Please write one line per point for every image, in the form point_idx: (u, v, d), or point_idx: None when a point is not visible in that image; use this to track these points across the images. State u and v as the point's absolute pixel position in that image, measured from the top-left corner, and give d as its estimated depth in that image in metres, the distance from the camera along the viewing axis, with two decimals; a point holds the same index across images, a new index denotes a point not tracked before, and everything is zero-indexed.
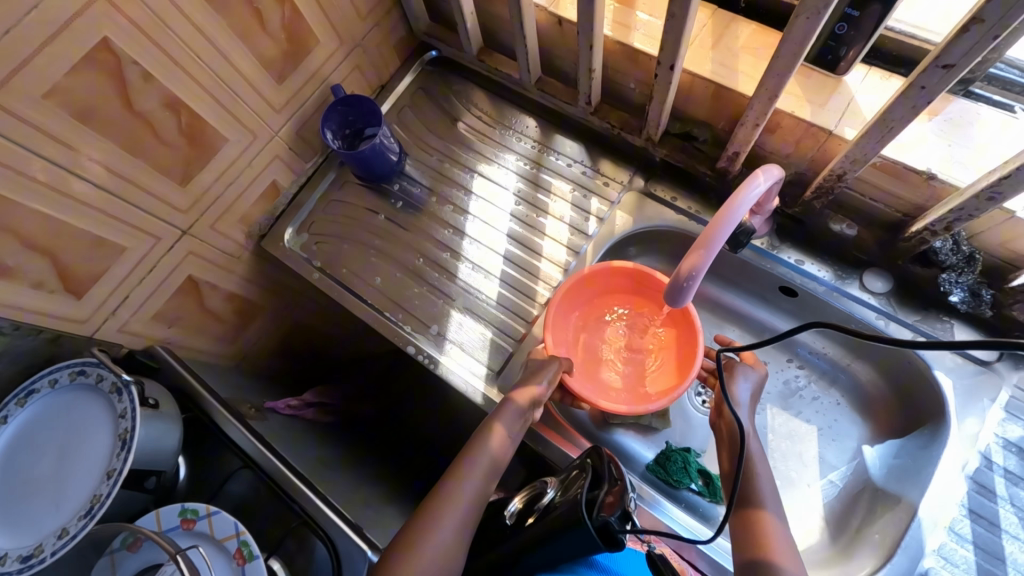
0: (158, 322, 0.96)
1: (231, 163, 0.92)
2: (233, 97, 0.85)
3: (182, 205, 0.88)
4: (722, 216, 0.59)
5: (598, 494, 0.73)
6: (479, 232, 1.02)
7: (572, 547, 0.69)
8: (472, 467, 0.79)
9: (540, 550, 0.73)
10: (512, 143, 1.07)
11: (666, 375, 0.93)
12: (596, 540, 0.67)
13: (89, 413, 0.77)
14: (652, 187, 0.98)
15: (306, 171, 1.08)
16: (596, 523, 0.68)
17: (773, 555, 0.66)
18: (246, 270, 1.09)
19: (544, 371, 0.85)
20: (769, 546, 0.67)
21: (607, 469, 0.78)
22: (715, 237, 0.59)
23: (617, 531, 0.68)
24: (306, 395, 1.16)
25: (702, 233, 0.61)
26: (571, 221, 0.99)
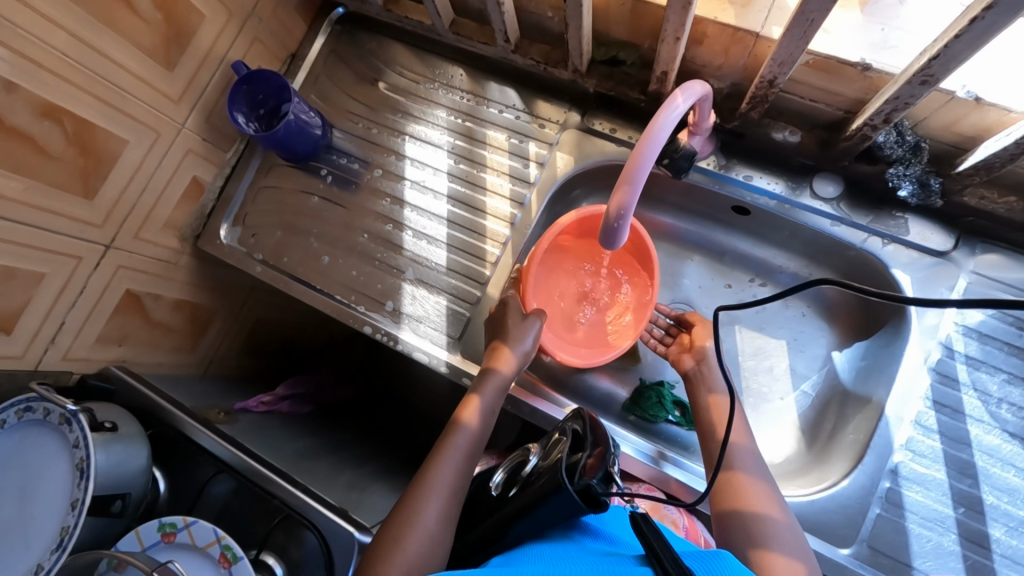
0: (105, 342, 0.94)
1: (140, 166, 0.86)
2: (120, 94, 0.78)
3: (95, 219, 0.83)
4: (642, 140, 0.55)
5: (578, 458, 0.75)
6: (418, 197, 0.97)
7: (557, 513, 0.71)
8: (456, 443, 0.78)
9: (526, 519, 0.74)
10: (440, 97, 1.01)
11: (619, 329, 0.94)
12: (579, 504, 0.70)
13: (43, 447, 0.75)
14: (591, 121, 0.92)
15: (228, 160, 1.01)
16: (578, 487, 0.70)
17: (748, 507, 0.68)
18: (189, 274, 1.05)
19: (528, 328, 0.84)
20: (744, 498, 0.69)
21: (590, 431, 0.79)
22: (636, 172, 0.56)
23: (599, 492, 0.70)
24: (278, 389, 1.14)
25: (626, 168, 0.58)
26: (512, 171, 0.94)
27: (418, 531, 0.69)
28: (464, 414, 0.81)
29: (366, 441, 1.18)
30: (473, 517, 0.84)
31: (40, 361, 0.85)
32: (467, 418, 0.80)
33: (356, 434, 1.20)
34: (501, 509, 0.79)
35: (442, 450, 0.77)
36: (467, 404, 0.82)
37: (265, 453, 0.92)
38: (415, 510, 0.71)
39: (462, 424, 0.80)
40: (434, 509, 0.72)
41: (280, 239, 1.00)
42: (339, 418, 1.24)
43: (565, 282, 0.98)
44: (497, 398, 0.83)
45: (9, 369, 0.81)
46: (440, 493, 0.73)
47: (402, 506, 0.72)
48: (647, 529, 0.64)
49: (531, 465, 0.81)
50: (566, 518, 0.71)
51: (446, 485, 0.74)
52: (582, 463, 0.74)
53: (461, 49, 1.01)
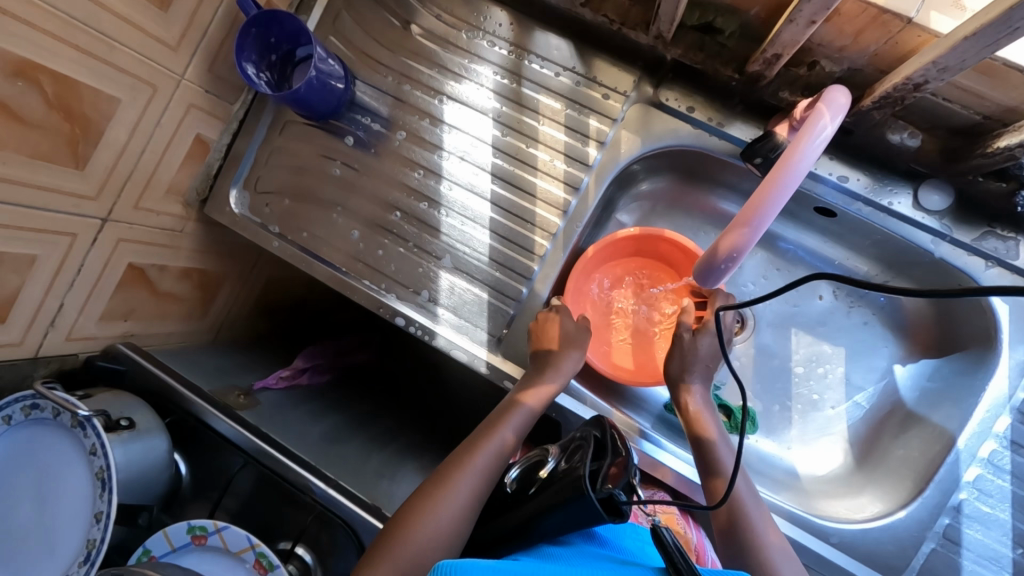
0: (110, 319, 0.86)
1: (136, 128, 0.73)
2: (105, 43, 0.64)
3: (89, 191, 0.72)
4: (781, 175, 0.49)
5: (602, 466, 0.68)
6: (458, 172, 0.85)
7: (570, 521, 0.64)
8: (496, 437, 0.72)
9: (539, 527, 0.68)
10: (483, 50, 0.86)
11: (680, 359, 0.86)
12: (600, 513, 0.62)
13: (57, 449, 0.70)
14: (663, 96, 0.79)
15: (236, 113, 0.87)
16: (600, 495, 0.63)
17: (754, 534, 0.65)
18: (195, 241, 0.95)
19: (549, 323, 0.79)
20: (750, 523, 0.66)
21: (610, 438, 0.72)
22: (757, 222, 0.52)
23: (622, 501, 0.64)
24: (297, 362, 1.08)
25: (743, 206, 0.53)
26: (567, 149, 0.81)
27: (436, 518, 0.64)
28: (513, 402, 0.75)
29: (388, 414, 1.15)
30: (484, 516, 0.77)
31: (40, 347, 0.77)
32: (518, 409, 0.74)
33: (378, 407, 1.16)
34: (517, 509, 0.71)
35: (484, 436, 0.73)
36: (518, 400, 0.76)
37: (291, 442, 0.88)
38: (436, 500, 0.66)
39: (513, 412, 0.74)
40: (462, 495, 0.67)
41: (299, 210, 0.89)
42: (360, 387, 1.20)
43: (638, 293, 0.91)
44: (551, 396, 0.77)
45: (8, 360, 0.74)
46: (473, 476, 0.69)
47: (418, 493, 0.67)
48: (669, 539, 0.56)
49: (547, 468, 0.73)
50: (584, 526, 0.64)
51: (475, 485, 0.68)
52: (606, 472, 0.67)
53: None
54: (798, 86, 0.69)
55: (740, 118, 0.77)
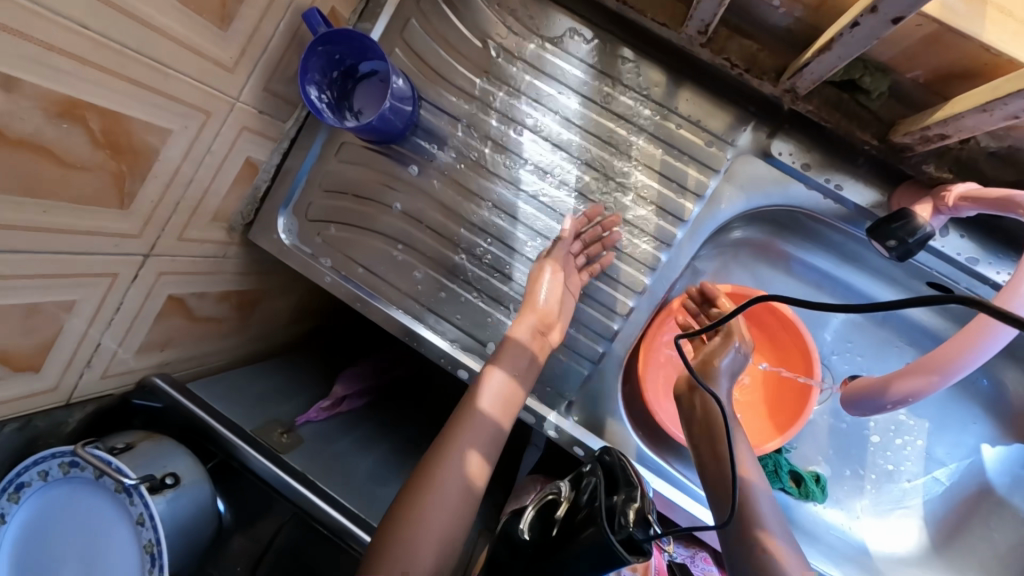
0: (146, 352, 0.79)
1: (186, 157, 0.64)
2: (162, 71, 0.55)
3: (133, 229, 0.64)
4: (1002, 308, 0.55)
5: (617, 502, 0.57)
6: (534, 214, 0.77)
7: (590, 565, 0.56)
8: (475, 426, 0.63)
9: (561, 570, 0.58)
10: (565, 75, 0.76)
11: (759, 437, 0.78)
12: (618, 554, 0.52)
13: (100, 512, 0.65)
14: (776, 148, 0.70)
15: (288, 131, 0.78)
16: (619, 536, 0.54)
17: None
18: (237, 264, 0.87)
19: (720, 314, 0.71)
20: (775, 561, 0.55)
21: (620, 467, 0.62)
22: (957, 368, 0.58)
23: (643, 539, 0.53)
24: (337, 390, 1.02)
25: (936, 354, 0.59)
26: (659, 199, 0.73)
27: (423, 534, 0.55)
28: (478, 385, 0.66)
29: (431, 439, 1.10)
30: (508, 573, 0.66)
31: (74, 390, 0.71)
32: (487, 393, 0.65)
33: (421, 430, 1.11)
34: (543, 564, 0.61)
35: (452, 430, 0.62)
36: (480, 387, 0.66)
37: (339, 487, 0.83)
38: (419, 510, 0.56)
39: (480, 396, 0.65)
40: (449, 512, 0.57)
41: (355, 240, 0.81)
42: (401, 407, 1.14)
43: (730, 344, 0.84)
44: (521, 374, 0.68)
45: (43, 408, 0.67)
46: (456, 476, 0.59)
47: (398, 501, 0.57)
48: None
49: (560, 508, 0.63)
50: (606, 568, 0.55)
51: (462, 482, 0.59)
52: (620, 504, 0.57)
53: (602, 6, 0.74)
54: (947, 159, 0.62)
55: (860, 180, 0.69)
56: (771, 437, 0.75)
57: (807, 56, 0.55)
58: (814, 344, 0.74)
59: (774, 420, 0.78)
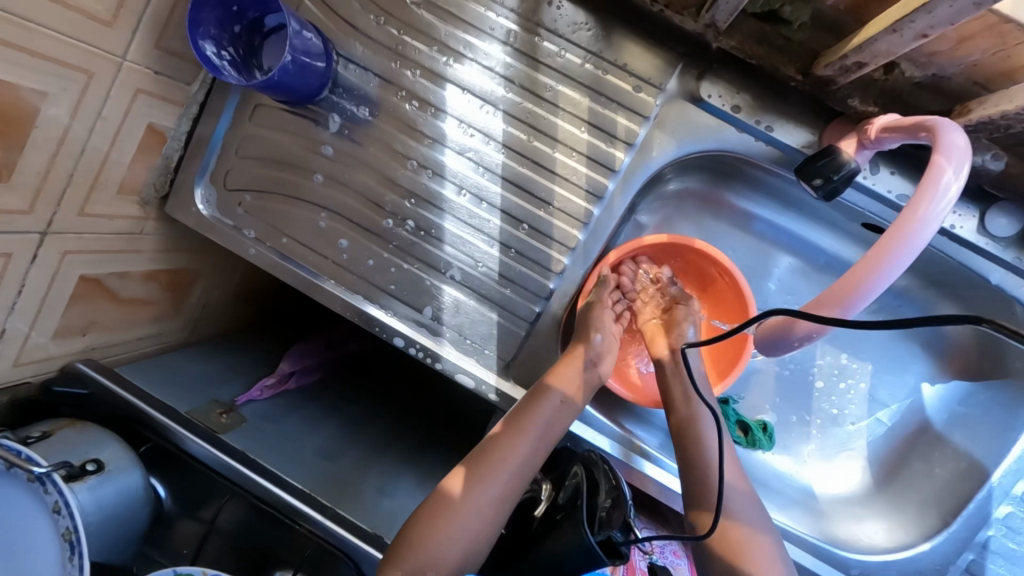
0: (64, 336, 0.75)
1: (72, 123, 0.59)
2: (22, 26, 0.50)
3: (21, 205, 0.60)
4: (898, 240, 0.50)
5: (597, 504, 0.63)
6: (463, 172, 0.73)
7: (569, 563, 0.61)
8: (517, 448, 0.64)
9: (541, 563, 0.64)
10: (487, 21, 0.72)
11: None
12: (598, 556, 0.58)
13: (17, 504, 0.62)
14: (706, 90, 0.68)
15: (195, 95, 0.73)
16: (598, 538, 0.60)
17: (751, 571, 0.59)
18: (157, 241, 0.83)
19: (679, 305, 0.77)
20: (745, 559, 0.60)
21: (600, 471, 0.66)
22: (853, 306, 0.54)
23: (620, 542, 0.59)
24: (283, 367, 0.99)
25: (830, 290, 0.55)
26: (589, 150, 0.70)
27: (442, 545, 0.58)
28: (525, 421, 0.65)
29: (385, 411, 1.09)
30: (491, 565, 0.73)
31: None
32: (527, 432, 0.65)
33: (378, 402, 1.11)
34: (523, 557, 0.67)
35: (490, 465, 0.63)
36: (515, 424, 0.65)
37: (282, 464, 0.81)
38: (445, 520, 0.59)
39: (523, 432, 0.65)
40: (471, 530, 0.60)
41: (278, 209, 0.77)
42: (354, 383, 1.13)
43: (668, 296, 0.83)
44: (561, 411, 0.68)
45: None
46: (481, 508, 0.61)
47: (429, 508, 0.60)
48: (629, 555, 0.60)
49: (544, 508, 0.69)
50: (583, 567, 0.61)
51: (491, 500, 0.61)
52: (603, 509, 0.62)
53: None
54: (872, 92, 0.60)
55: (791, 120, 0.67)
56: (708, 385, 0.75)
57: None
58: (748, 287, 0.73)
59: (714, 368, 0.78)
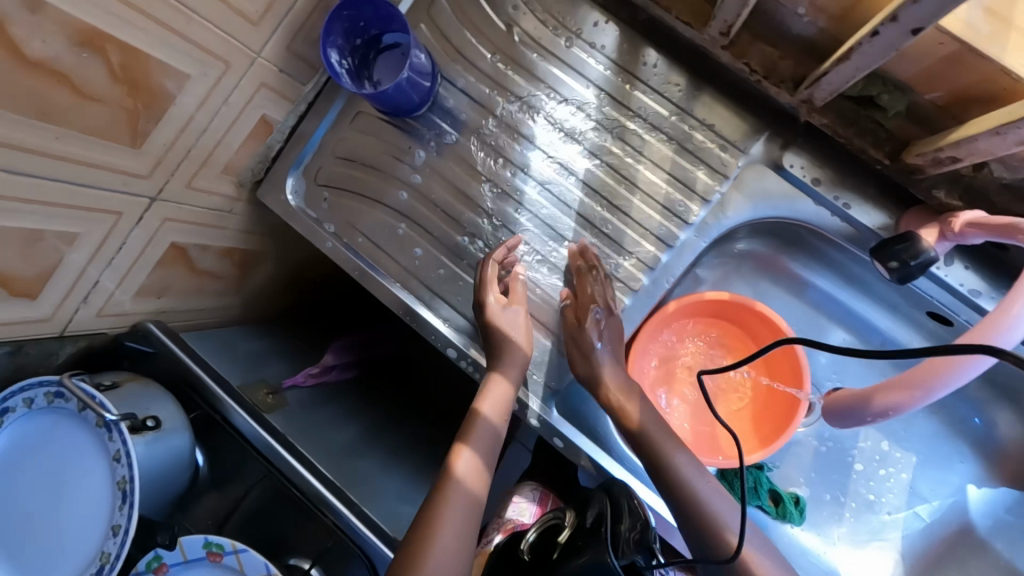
0: (144, 295, 0.80)
1: (202, 105, 0.65)
2: (189, 16, 0.56)
3: (142, 170, 0.65)
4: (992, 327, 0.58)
5: (620, 530, 0.64)
6: (541, 202, 0.77)
7: None
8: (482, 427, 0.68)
9: None
10: (585, 67, 0.76)
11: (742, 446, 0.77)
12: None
13: (78, 445, 0.65)
14: (788, 160, 0.70)
15: (306, 95, 0.79)
16: (621, 562, 0.61)
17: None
18: (242, 222, 0.88)
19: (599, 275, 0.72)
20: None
21: (624, 498, 0.67)
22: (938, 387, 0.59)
23: (642, 566, 0.61)
24: (327, 358, 1.01)
25: (915, 369, 0.61)
26: (665, 200, 0.73)
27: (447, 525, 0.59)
28: (478, 416, 0.68)
29: (410, 418, 1.08)
30: None
31: (69, 322, 0.72)
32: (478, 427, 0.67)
33: (403, 405, 1.10)
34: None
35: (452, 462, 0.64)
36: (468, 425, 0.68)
37: (316, 452, 0.83)
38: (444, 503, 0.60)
39: (478, 428, 0.67)
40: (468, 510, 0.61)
41: (359, 209, 0.82)
42: (384, 382, 1.13)
43: (715, 354, 0.83)
44: (508, 406, 0.70)
45: (36, 335, 0.68)
46: (461, 498, 0.61)
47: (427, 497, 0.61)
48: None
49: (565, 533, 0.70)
50: None
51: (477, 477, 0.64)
52: (626, 535, 0.64)
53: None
54: (958, 186, 0.62)
55: (868, 200, 0.68)
56: (752, 449, 0.74)
57: (826, 65, 0.55)
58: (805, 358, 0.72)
59: (760, 433, 0.77)
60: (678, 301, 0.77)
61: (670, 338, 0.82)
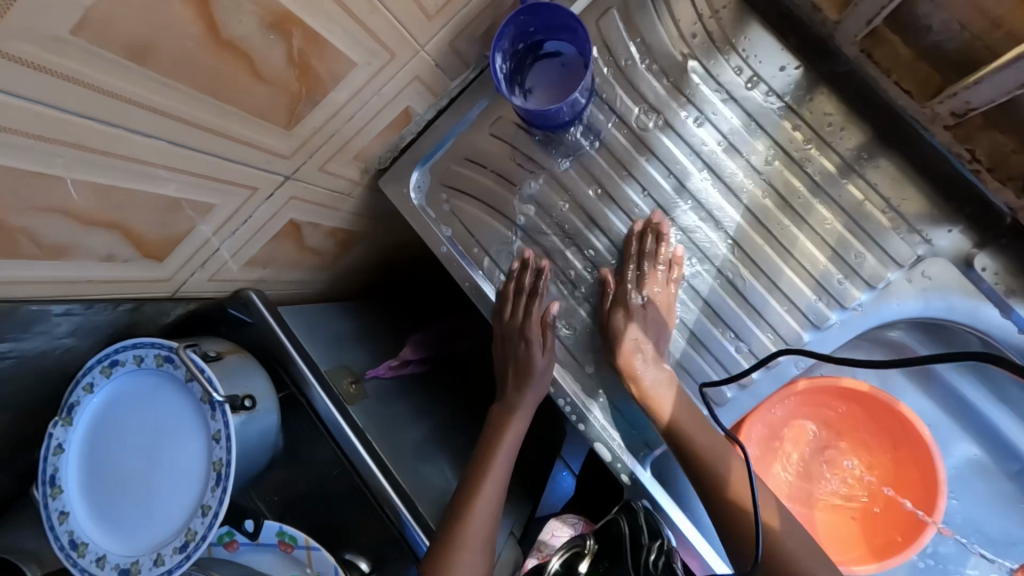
0: (253, 265, 0.79)
1: (357, 93, 0.62)
2: (373, 5, 0.52)
3: (285, 150, 0.62)
4: None
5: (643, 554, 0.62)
6: (678, 248, 0.71)
7: None
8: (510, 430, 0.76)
9: None
10: (757, 111, 0.69)
11: (845, 552, 0.70)
12: None
13: (179, 414, 0.65)
14: (980, 262, 0.63)
15: (450, 90, 0.75)
16: None
17: None
18: (356, 205, 0.86)
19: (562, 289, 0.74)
20: None
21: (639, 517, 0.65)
22: None
23: None
24: (408, 352, 0.97)
25: None
26: (821, 274, 0.66)
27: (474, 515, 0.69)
28: (505, 419, 0.77)
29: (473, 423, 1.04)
30: None
31: (183, 285, 0.71)
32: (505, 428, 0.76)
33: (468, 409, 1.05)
34: None
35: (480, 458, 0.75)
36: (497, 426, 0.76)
37: (389, 453, 0.81)
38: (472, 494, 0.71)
39: (504, 428, 0.77)
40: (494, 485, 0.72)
41: (480, 216, 0.77)
42: (457, 380, 1.07)
43: (827, 434, 0.75)
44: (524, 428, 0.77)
45: (152, 296, 0.67)
46: (487, 498, 0.71)
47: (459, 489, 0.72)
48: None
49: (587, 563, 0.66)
50: None
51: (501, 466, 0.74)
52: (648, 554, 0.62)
53: (822, 45, 0.68)
54: None
55: None
56: (861, 560, 0.67)
57: None
58: (947, 478, 0.65)
59: (868, 543, 0.70)
60: (809, 383, 0.70)
61: (790, 408, 0.73)
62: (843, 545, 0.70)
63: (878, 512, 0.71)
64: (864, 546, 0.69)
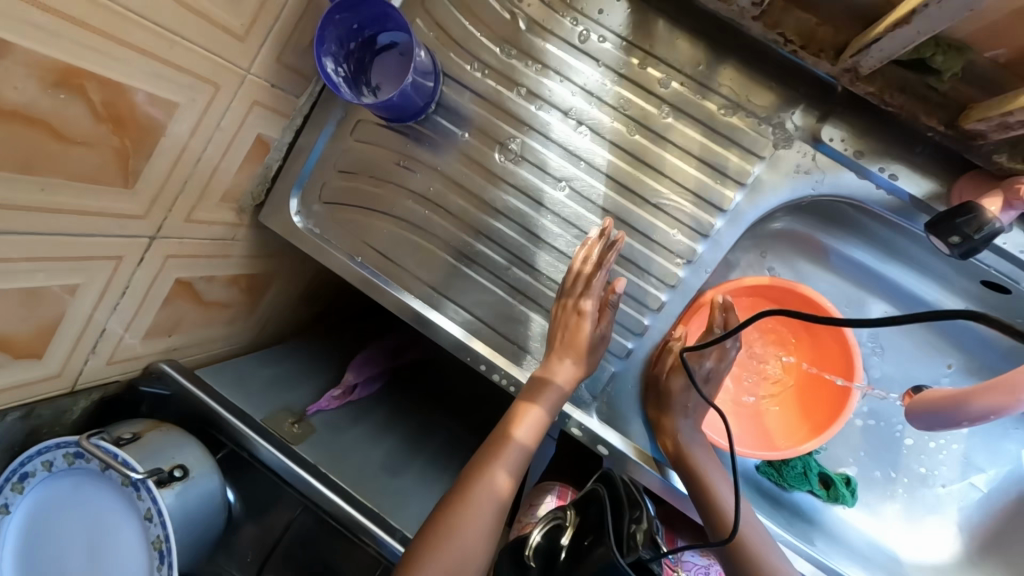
0: (156, 336, 0.74)
1: (194, 133, 0.60)
2: (173, 40, 0.52)
3: (138, 209, 0.59)
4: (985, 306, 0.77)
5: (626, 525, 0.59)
6: (562, 200, 0.72)
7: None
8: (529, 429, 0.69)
9: None
10: (591, 47, 0.71)
11: (794, 436, 0.73)
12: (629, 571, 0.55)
13: (104, 506, 0.62)
14: (827, 133, 0.66)
15: (301, 108, 0.74)
16: (628, 559, 0.56)
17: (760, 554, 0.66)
18: (246, 247, 0.83)
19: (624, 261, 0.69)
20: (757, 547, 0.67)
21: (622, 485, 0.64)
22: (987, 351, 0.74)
23: (649, 560, 0.56)
24: (348, 377, 0.95)
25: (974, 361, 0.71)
26: (696, 185, 0.69)
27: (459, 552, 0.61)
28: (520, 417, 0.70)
29: (469, 449, 1.02)
30: None
31: (79, 376, 0.67)
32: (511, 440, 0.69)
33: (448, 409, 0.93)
34: None
35: (489, 458, 0.68)
36: (521, 415, 0.69)
37: (353, 481, 0.79)
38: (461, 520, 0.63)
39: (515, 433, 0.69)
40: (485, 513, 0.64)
41: (371, 221, 0.77)
42: None
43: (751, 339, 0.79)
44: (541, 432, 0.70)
45: (46, 395, 0.64)
46: (478, 520, 0.63)
47: (446, 517, 0.63)
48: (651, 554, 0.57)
49: (568, 534, 0.62)
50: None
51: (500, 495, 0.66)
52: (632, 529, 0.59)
53: None
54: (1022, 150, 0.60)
55: (909, 167, 0.65)
56: (805, 438, 0.70)
57: (879, 30, 0.52)
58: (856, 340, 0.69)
59: (809, 421, 0.73)
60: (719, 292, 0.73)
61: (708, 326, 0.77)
62: (796, 430, 0.74)
63: (815, 392, 0.75)
64: (813, 423, 0.73)
